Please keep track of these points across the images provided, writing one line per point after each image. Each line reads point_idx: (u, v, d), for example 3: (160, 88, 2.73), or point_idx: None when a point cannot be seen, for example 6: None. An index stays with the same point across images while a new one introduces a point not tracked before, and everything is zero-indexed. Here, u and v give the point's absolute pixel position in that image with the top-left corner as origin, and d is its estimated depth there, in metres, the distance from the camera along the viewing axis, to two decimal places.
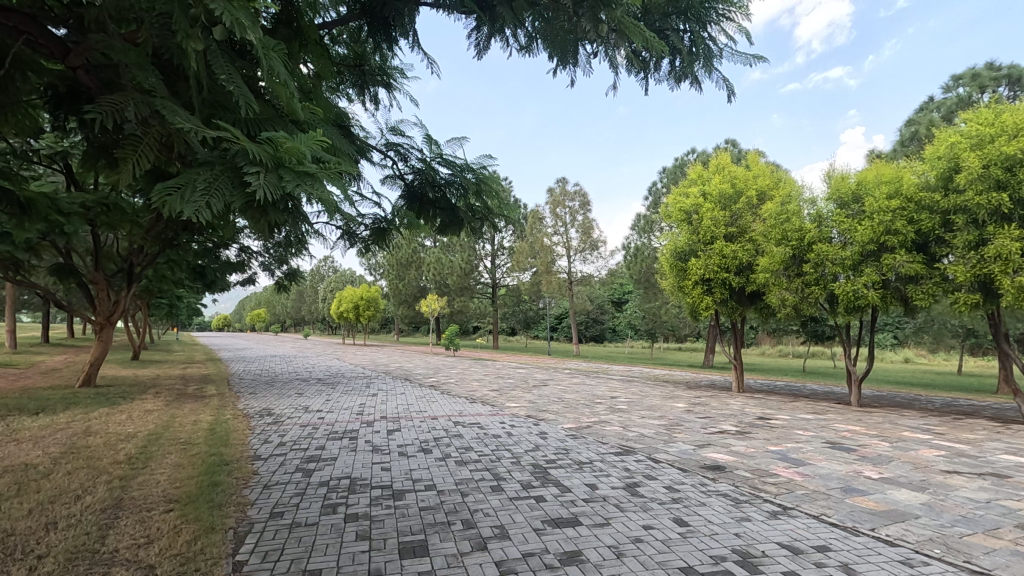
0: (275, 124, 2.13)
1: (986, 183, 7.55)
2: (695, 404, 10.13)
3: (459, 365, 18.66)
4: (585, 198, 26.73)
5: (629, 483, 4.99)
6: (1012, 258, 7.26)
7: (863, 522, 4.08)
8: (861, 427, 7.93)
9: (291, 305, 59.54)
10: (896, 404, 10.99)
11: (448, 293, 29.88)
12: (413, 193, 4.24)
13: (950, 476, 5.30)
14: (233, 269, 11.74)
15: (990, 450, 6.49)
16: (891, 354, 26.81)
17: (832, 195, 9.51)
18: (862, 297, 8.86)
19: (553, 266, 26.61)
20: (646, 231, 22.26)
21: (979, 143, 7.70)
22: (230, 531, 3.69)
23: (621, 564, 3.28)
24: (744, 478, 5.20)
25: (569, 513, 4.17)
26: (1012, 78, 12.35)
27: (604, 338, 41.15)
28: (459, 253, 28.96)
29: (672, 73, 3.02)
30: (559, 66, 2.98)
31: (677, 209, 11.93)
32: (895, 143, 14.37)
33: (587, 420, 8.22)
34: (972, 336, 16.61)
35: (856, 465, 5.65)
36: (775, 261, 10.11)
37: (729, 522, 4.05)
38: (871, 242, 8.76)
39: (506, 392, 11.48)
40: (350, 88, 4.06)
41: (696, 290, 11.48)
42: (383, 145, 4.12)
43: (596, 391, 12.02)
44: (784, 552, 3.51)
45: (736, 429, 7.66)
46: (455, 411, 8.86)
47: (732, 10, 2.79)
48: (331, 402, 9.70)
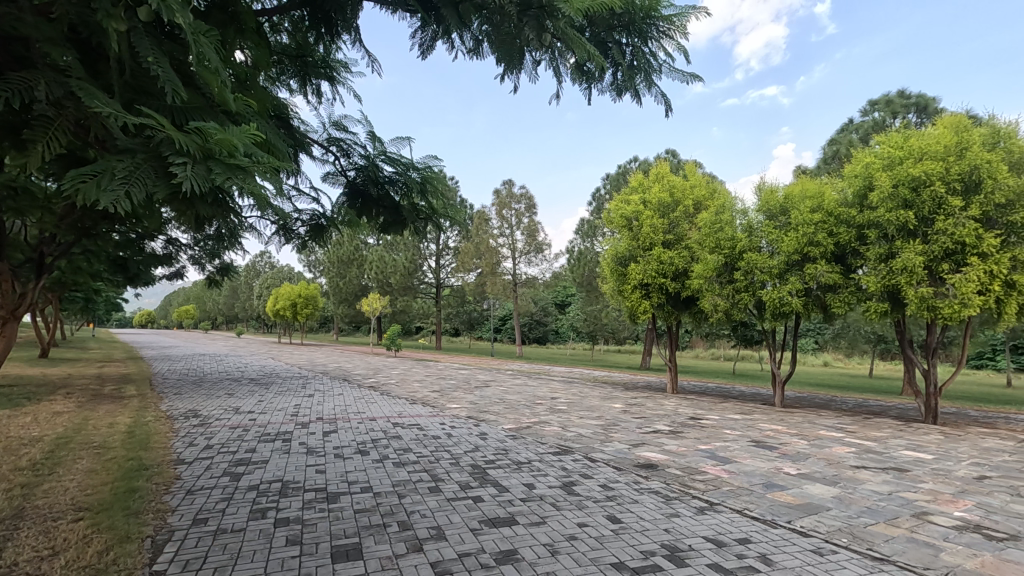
0: (204, 112, 2.01)
1: (895, 202, 8.22)
2: (631, 405, 10.44)
3: (400, 366, 18.33)
4: (530, 201, 26.99)
5: (565, 482, 5.09)
6: (916, 271, 7.90)
7: (781, 515, 4.34)
8: (783, 426, 8.43)
9: (223, 302, 56.76)
10: (814, 405, 11.76)
11: (390, 293, 29.35)
12: (356, 190, 4.16)
13: (857, 471, 5.74)
14: (158, 262, 10.96)
15: (893, 447, 7.08)
16: (812, 357, 28.60)
17: (762, 207, 10.09)
18: (787, 304, 9.45)
19: (497, 268, 26.73)
20: (588, 235, 22.83)
21: (889, 163, 8.39)
22: (147, 540, 3.47)
23: (555, 561, 3.35)
24: (674, 476, 5.41)
25: (505, 513, 4.21)
26: (920, 106, 13.47)
27: (547, 340, 41.66)
28: (403, 252, 28.54)
29: (613, 85, 3.09)
30: (505, 73, 2.97)
31: (619, 215, 12.25)
32: (819, 160, 15.38)
33: (526, 421, 8.33)
34: (883, 343, 17.97)
35: (777, 462, 5.99)
36: (708, 268, 10.59)
37: (659, 518, 4.21)
38: (795, 252, 9.38)
39: (448, 393, 11.44)
40: (292, 80, 3.95)
41: (636, 294, 11.85)
42: (325, 139, 4.01)
43: (537, 392, 12.19)
44: (708, 545, 3.69)
45: (668, 429, 7.95)
46: (394, 412, 8.73)
47: (672, 28, 2.82)
48: (263, 404, 9.31)
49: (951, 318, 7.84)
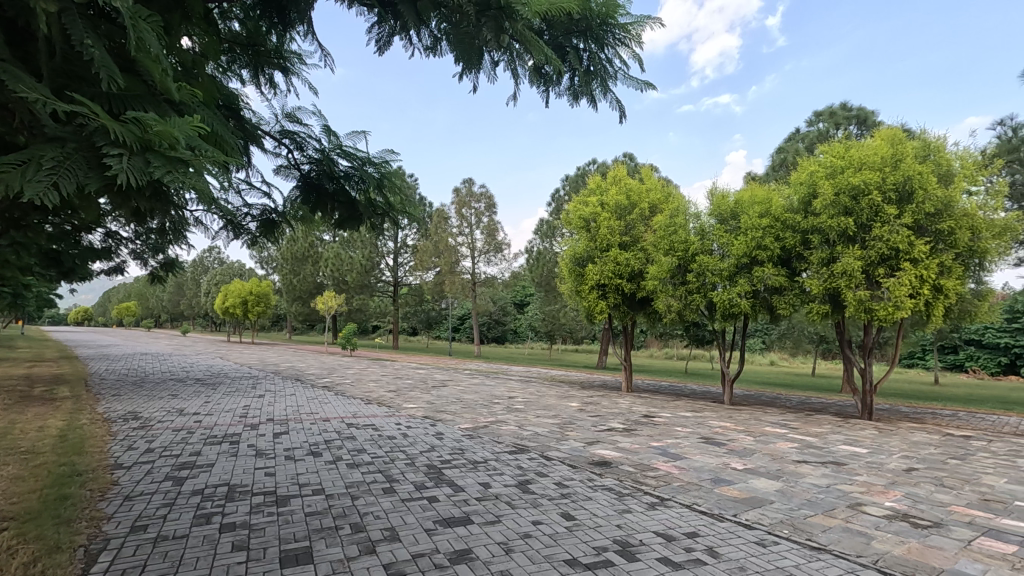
0: (144, 100, 1.91)
1: (837, 209, 8.66)
2: (587, 404, 10.59)
3: (356, 365, 18.00)
4: (490, 200, 26.97)
5: (521, 481, 5.12)
6: (854, 275, 8.35)
7: (727, 509, 4.50)
8: (731, 423, 8.74)
9: (168, 298, 54.26)
10: (761, 402, 12.24)
11: (346, 291, 28.75)
12: (310, 184, 4.06)
13: (799, 465, 6.01)
14: (96, 256, 10.37)
15: (832, 442, 7.45)
16: (759, 357, 29.76)
17: (713, 211, 10.44)
18: (736, 305, 9.81)
19: (456, 267, 26.60)
20: (547, 236, 22.99)
21: (832, 172, 8.83)
22: (80, 549, 3.29)
23: (508, 560, 3.36)
24: (627, 473, 5.53)
25: (460, 512, 4.20)
26: (860, 118, 14.22)
27: (505, 339, 41.74)
28: (360, 249, 28.02)
29: (571, 89, 3.13)
30: (464, 72, 2.96)
31: (577, 216, 12.41)
32: (768, 167, 16.01)
33: (483, 420, 8.34)
34: (824, 343, 18.87)
35: (725, 458, 6.21)
36: (663, 270, 10.86)
37: (612, 514, 4.29)
38: (744, 255, 9.75)
39: (404, 393, 11.30)
40: (243, 70, 3.81)
41: (592, 294, 12.03)
42: (277, 132, 3.88)
43: (494, 391, 12.20)
44: (659, 540, 3.79)
45: (622, 426, 8.11)
46: (349, 413, 8.57)
47: (628, 36, 2.87)
48: (210, 405, 8.95)
49: (885, 319, 8.31)
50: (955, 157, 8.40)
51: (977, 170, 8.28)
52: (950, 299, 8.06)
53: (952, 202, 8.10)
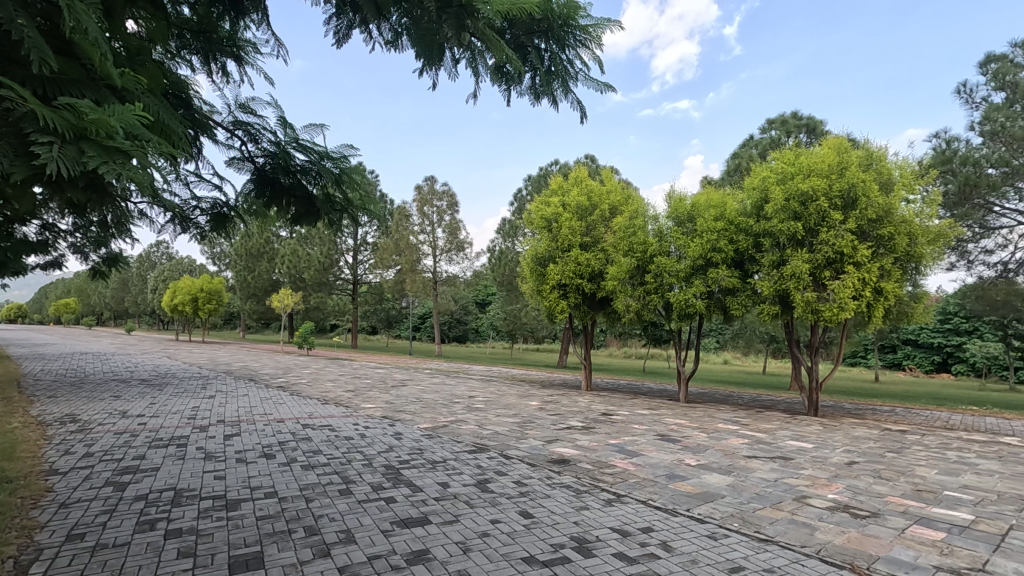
0: (82, 85, 1.81)
1: (787, 214, 9.00)
2: (547, 402, 10.67)
3: (313, 365, 17.60)
4: (452, 198, 26.82)
5: (480, 480, 5.11)
6: (802, 277, 8.70)
7: (681, 504, 4.62)
8: (686, 421, 8.97)
9: (111, 294, 51.61)
10: (715, 399, 12.63)
11: (303, 289, 28.05)
12: (264, 178, 3.93)
13: (749, 460, 6.23)
14: (31, 250, 9.77)
15: (780, 437, 7.76)
16: (714, 356, 30.69)
17: (671, 214, 10.69)
18: (692, 306, 10.07)
19: (417, 265, 26.32)
20: (509, 235, 23.02)
21: (783, 178, 9.18)
22: (9, 561, 3.10)
23: (466, 559, 3.36)
24: (585, 470, 5.61)
25: (418, 513, 4.16)
26: (809, 127, 14.83)
27: (467, 339, 41.62)
28: (318, 246, 27.38)
29: (532, 88, 3.14)
30: (424, 68, 2.93)
31: (539, 216, 12.48)
32: (724, 172, 16.51)
33: (443, 419, 8.29)
34: (775, 342, 19.62)
35: (679, 454, 6.37)
36: (622, 270, 11.05)
37: (569, 511, 4.34)
38: (700, 257, 10.03)
39: (363, 393, 11.11)
40: (193, 57, 3.66)
41: (553, 294, 12.13)
42: (230, 122, 3.74)
43: (455, 390, 12.15)
44: (614, 535, 3.86)
45: (581, 425, 8.21)
46: (305, 413, 8.36)
47: (589, 37, 2.89)
48: (156, 406, 8.56)
49: (830, 320, 8.69)
50: (895, 166, 8.86)
51: (915, 180, 8.76)
52: (889, 301, 8.51)
53: (892, 210, 8.54)
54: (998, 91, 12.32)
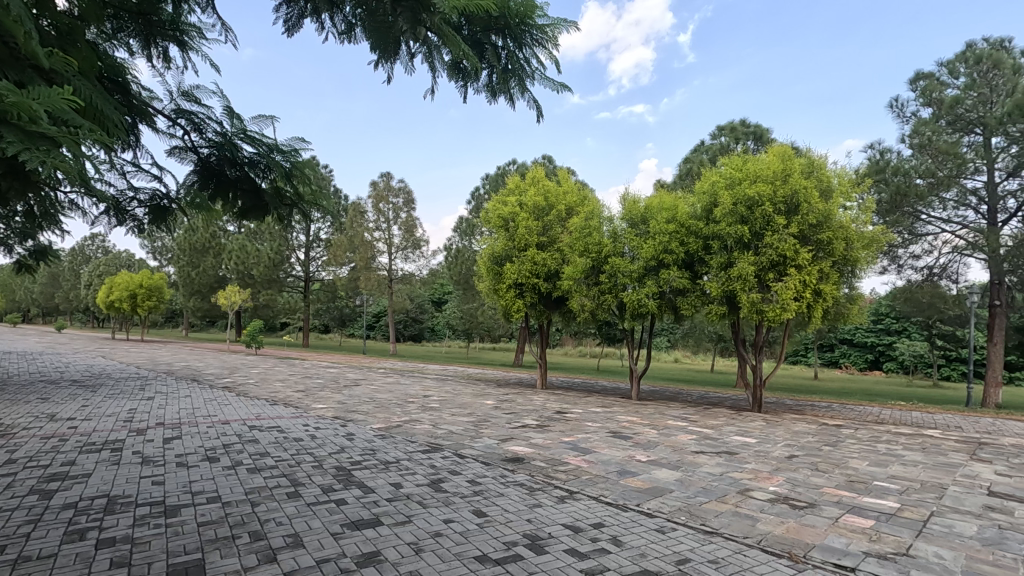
0: (3, 65, 1.72)
1: (735, 217, 9.35)
2: (502, 401, 10.69)
3: (261, 364, 17.02)
4: (409, 195, 26.49)
5: (433, 480, 5.07)
6: (748, 278, 9.06)
7: (631, 499, 4.72)
8: (638, 418, 9.18)
9: (39, 290, 48.30)
10: (665, 397, 12.97)
11: (252, 286, 27.06)
12: (209, 169, 3.77)
13: (697, 455, 6.44)
14: None
15: (726, 433, 8.05)
16: (665, 354, 31.53)
17: (625, 215, 10.92)
18: (644, 305, 10.32)
19: (372, 263, 25.84)
20: (466, 234, 22.92)
21: (731, 183, 9.53)
22: None
23: (418, 560, 3.33)
24: (539, 468, 5.66)
25: (370, 514, 4.09)
26: (756, 135, 15.44)
27: (423, 338, 41.21)
28: (268, 242, 26.47)
29: (489, 85, 3.14)
30: (379, 61, 2.89)
31: (496, 215, 12.48)
32: (676, 176, 16.98)
33: (397, 419, 8.19)
34: (723, 341, 20.33)
35: (630, 451, 6.52)
36: (577, 270, 11.19)
37: (522, 509, 4.37)
38: (653, 258, 10.28)
39: (314, 393, 10.83)
40: (133, 40, 3.46)
41: (509, 293, 12.16)
42: (171, 110, 3.56)
43: (410, 390, 12.00)
44: (566, 532, 3.91)
45: (536, 423, 8.27)
46: (251, 415, 8.07)
47: (546, 37, 2.90)
48: (88, 409, 8.07)
49: (773, 320, 9.08)
50: (835, 174, 9.33)
51: (852, 188, 9.26)
52: (827, 302, 8.97)
53: (830, 216, 9.00)
54: (926, 107, 13.22)
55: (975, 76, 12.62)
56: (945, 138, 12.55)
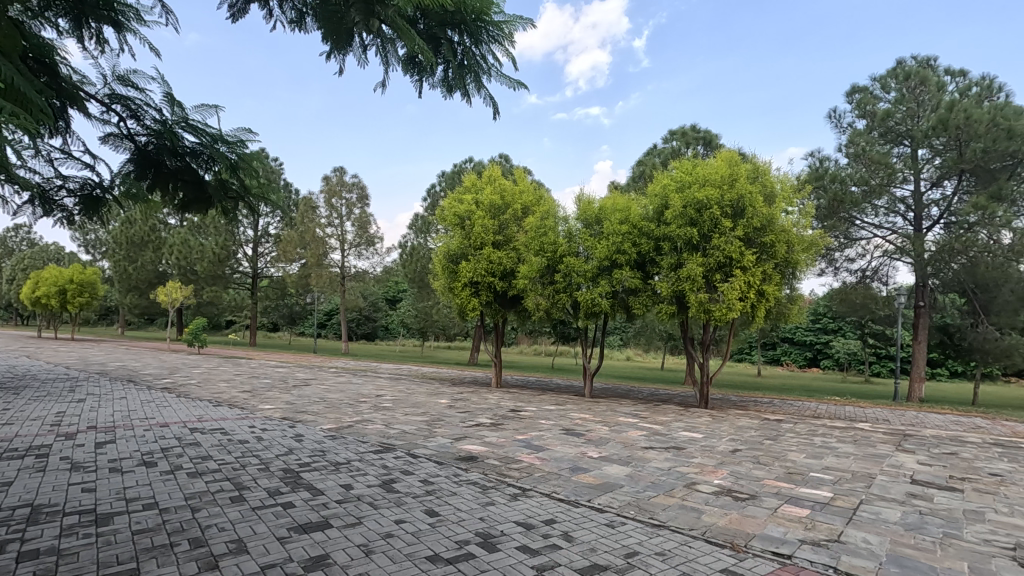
0: None
1: (685, 220, 9.64)
2: (456, 400, 10.65)
3: (204, 364, 16.32)
4: (362, 191, 25.97)
5: (385, 480, 5.00)
6: (696, 279, 9.37)
7: (582, 495, 4.80)
8: (590, 415, 9.34)
9: None
10: (617, 394, 13.23)
11: (195, 282, 25.89)
12: (146, 159, 3.58)
13: (646, 451, 6.60)
14: None
15: (674, 429, 8.30)
16: (618, 353, 32.18)
17: (580, 216, 11.11)
18: (598, 304, 10.50)
19: (323, 260, 25.21)
20: (422, 231, 22.67)
21: (682, 186, 9.83)
22: None
23: (369, 561, 3.28)
24: (492, 466, 5.67)
25: (319, 517, 3.99)
26: (706, 140, 15.98)
27: (376, 336, 40.52)
28: (213, 236, 25.40)
29: (444, 81, 3.11)
30: (331, 52, 2.82)
31: (452, 213, 12.41)
32: (629, 178, 17.35)
33: (348, 419, 8.03)
34: (672, 340, 20.92)
35: (582, 448, 6.62)
36: (532, 269, 11.25)
37: (475, 508, 4.37)
38: (606, 257, 10.48)
39: (261, 393, 10.47)
40: (62, 19, 3.26)
41: (465, 292, 12.12)
42: (105, 95, 3.36)
43: (362, 390, 11.78)
44: (519, 529, 3.94)
45: (490, 421, 8.27)
46: (193, 417, 7.73)
47: (502, 34, 2.89)
48: (9, 413, 7.52)
49: (720, 319, 9.40)
50: (777, 180, 9.76)
51: (793, 194, 9.70)
52: (769, 303, 9.37)
53: (773, 220, 9.40)
54: (860, 118, 14.03)
55: (904, 91, 13.49)
56: (877, 148, 13.37)
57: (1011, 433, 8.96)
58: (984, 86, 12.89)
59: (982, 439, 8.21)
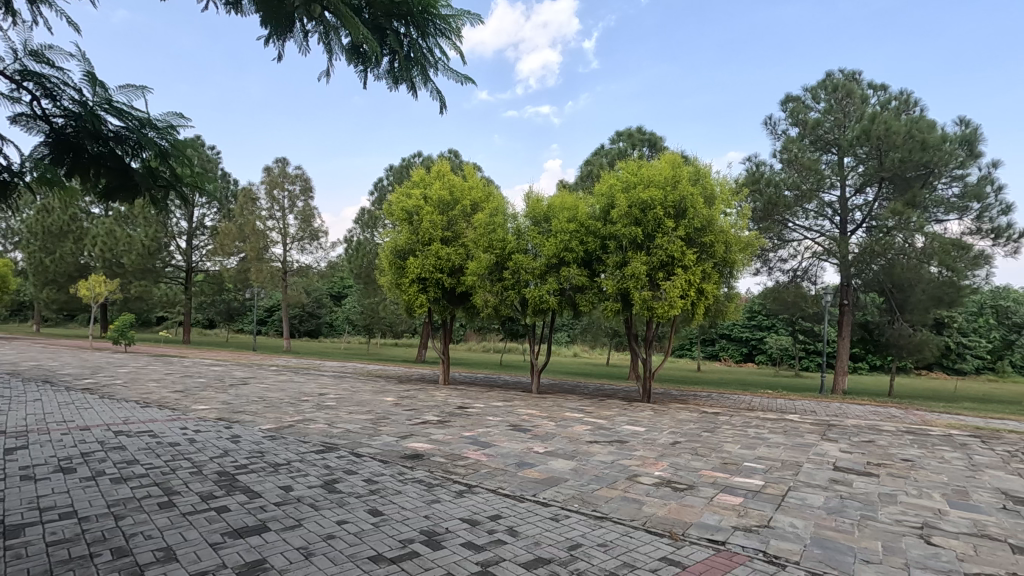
0: None
1: (631, 219, 9.88)
2: (403, 398, 10.49)
3: (132, 363, 15.35)
4: (306, 183, 25.10)
5: (327, 480, 4.87)
6: (640, 277, 9.63)
7: (528, 490, 4.84)
8: (537, 411, 9.43)
9: None
10: (564, 390, 13.42)
11: (121, 276, 24.28)
12: (63, 142, 3.29)
13: (591, 445, 6.74)
14: None
15: (618, 423, 8.51)
16: (565, 349, 32.64)
17: (529, 213, 11.19)
18: (545, 301, 10.62)
19: (264, 254, 24.20)
20: (368, 226, 22.16)
21: (627, 186, 10.09)
22: None
23: (308, 565, 3.19)
24: (438, 463, 5.63)
25: (255, 521, 3.84)
26: (651, 142, 16.42)
27: (320, 334, 39.38)
28: (142, 228, 23.92)
29: (389, 72, 3.04)
30: (270, 37, 2.70)
31: (400, 208, 12.20)
32: (577, 177, 17.60)
33: (289, 419, 7.76)
34: (617, 337, 21.42)
35: (529, 443, 6.68)
36: (481, 266, 11.18)
37: (420, 506, 4.33)
38: (554, 255, 10.60)
39: (194, 393, 9.96)
40: None
41: (412, 288, 11.94)
42: (15, 72, 3.06)
43: (304, 388, 11.42)
44: (464, 526, 3.93)
45: (437, 419, 8.21)
46: (117, 419, 7.26)
47: (450, 29, 2.86)
48: None
49: (662, 316, 9.69)
50: (717, 183, 10.15)
51: (731, 197, 10.12)
52: (708, 301, 9.73)
53: (713, 221, 9.77)
54: (793, 126, 14.79)
55: (832, 102, 14.33)
56: (808, 155, 14.17)
57: (921, 421, 9.71)
58: (903, 100, 13.88)
59: (896, 428, 8.87)
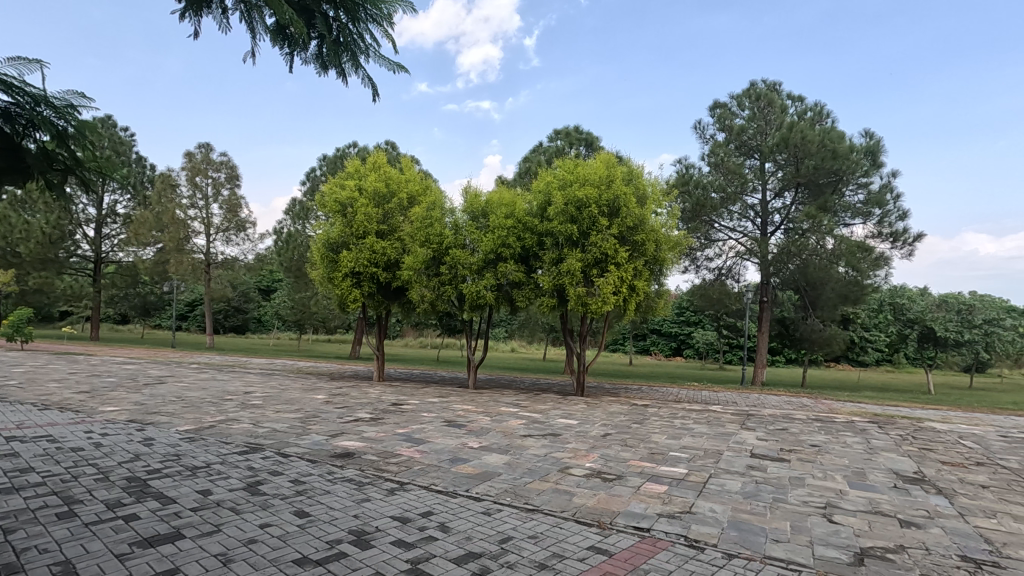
0: None
1: (566, 217, 10.04)
2: (334, 395, 10.17)
3: (30, 362, 14.00)
4: (232, 171, 23.75)
5: (249, 483, 4.65)
6: (575, 273, 9.83)
7: (461, 486, 4.83)
8: (473, 406, 9.42)
9: None
10: (500, 386, 13.47)
11: (18, 266, 22.05)
12: None
13: (524, 439, 6.80)
14: None
15: (552, 417, 8.65)
16: (503, 344, 32.78)
17: (467, 208, 11.13)
18: (482, 297, 10.62)
19: (184, 245, 22.69)
20: (300, 217, 21.27)
21: (564, 184, 10.26)
22: None
23: (227, 571, 3.03)
24: (369, 462, 5.51)
25: (169, 528, 3.61)
26: (588, 142, 16.76)
27: (247, 330, 37.50)
28: (43, 214, 21.81)
29: (316, 56, 2.92)
30: (185, 12, 2.53)
31: (333, 200, 11.80)
32: (516, 173, 17.68)
33: (210, 420, 7.34)
34: (554, 332, 21.74)
35: (463, 439, 6.67)
36: (417, 260, 11.02)
37: (349, 505, 4.22)
38: (491, 251, 10.61)
39: (102, 394, 9.22)
40: None
41: (345, 282, 11.59)
42: None
43: (227, 387, 10.83)
44: (394, 524, 3.87)
45: (369, 416, 8.01)
46: (11, 423, 6.59)
47: (383, 17, 2.78)
48: None
49: (595, 312, 9.92)
50: (649, 183, 10.49)
51: (662, 197, 10.49)
52: (639, 297, 10.05)
53: (644, 220, 10.10)
54: (720, 131, 15.57)
55: (756, 110, 15.13)
56: (733, 160, 14.93)
57: (828, 409, 10.49)
58: (817, 112, 14.90)
59: (806, 416, 9.53)
